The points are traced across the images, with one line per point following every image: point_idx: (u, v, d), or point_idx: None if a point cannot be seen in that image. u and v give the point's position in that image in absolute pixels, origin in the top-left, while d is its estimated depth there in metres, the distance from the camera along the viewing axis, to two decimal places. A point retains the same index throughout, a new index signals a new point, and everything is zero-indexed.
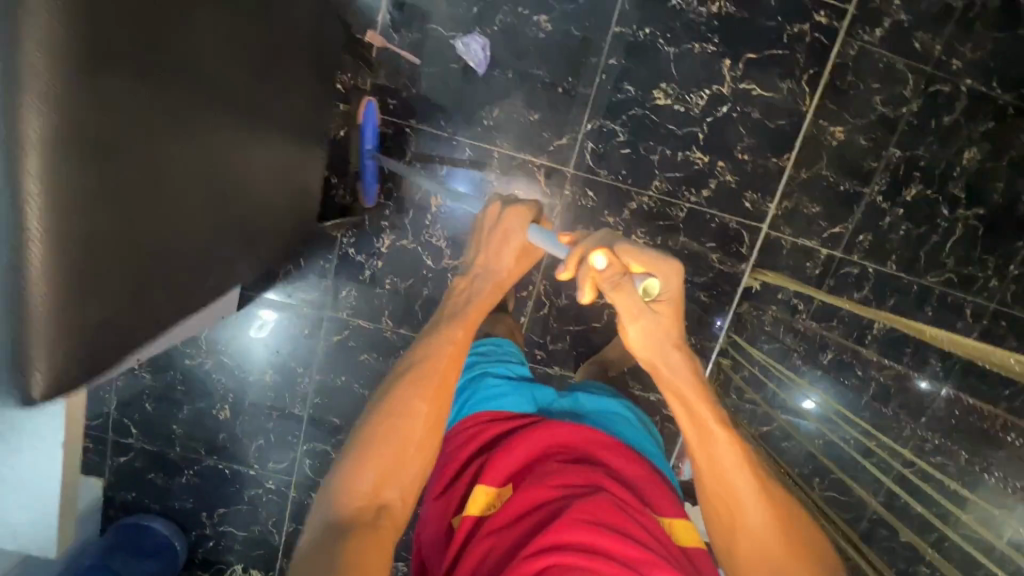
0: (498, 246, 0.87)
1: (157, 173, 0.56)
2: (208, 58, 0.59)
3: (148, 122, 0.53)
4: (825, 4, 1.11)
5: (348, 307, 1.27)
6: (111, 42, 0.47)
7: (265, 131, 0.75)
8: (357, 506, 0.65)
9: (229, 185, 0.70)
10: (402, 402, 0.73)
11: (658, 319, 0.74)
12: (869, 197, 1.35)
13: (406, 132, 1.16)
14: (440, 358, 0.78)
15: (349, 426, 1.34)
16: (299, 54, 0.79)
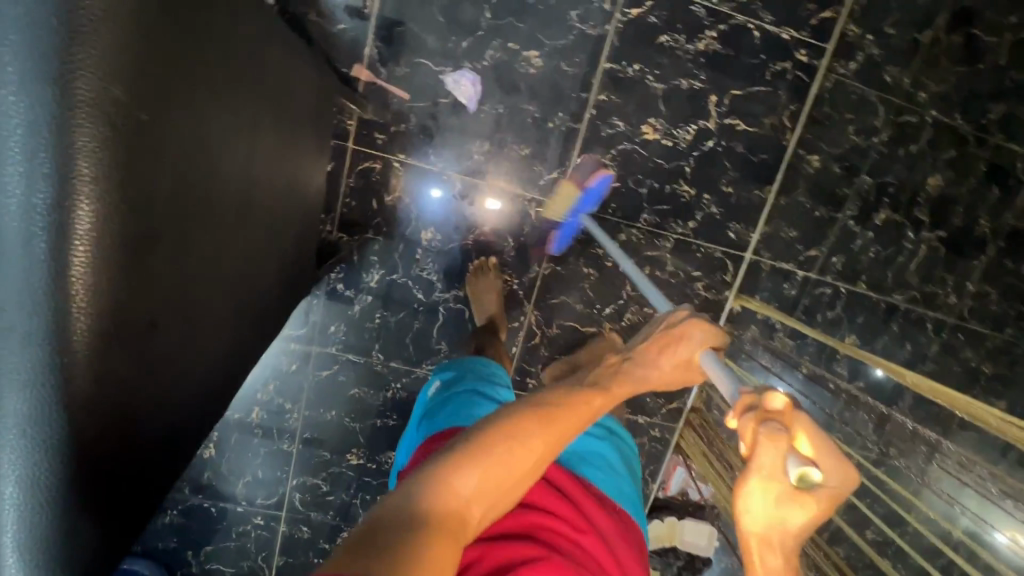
0: (663, 348, 0.61)
1: (174, 320, 0.55)
2: (223, 184, 0.59)
3: (175, 276, 0.54)
4: (807, 42, 1.14)
5: (338, 342, 1.25)
6: (146, 212, 0.47)
7: (271, 209, 0.75)
8: (438, 516, 0.53)
9: (242, 294, 0.71)
10: (522, 425, 0.59)
11: (786, 500, 0.44)
12: (842, 222, 1.41)
13: (394, 167, 1.14)
14: (577, 403, 0.62)
15: (342, 459, 1.33)
16: (295, 120, 0.77)
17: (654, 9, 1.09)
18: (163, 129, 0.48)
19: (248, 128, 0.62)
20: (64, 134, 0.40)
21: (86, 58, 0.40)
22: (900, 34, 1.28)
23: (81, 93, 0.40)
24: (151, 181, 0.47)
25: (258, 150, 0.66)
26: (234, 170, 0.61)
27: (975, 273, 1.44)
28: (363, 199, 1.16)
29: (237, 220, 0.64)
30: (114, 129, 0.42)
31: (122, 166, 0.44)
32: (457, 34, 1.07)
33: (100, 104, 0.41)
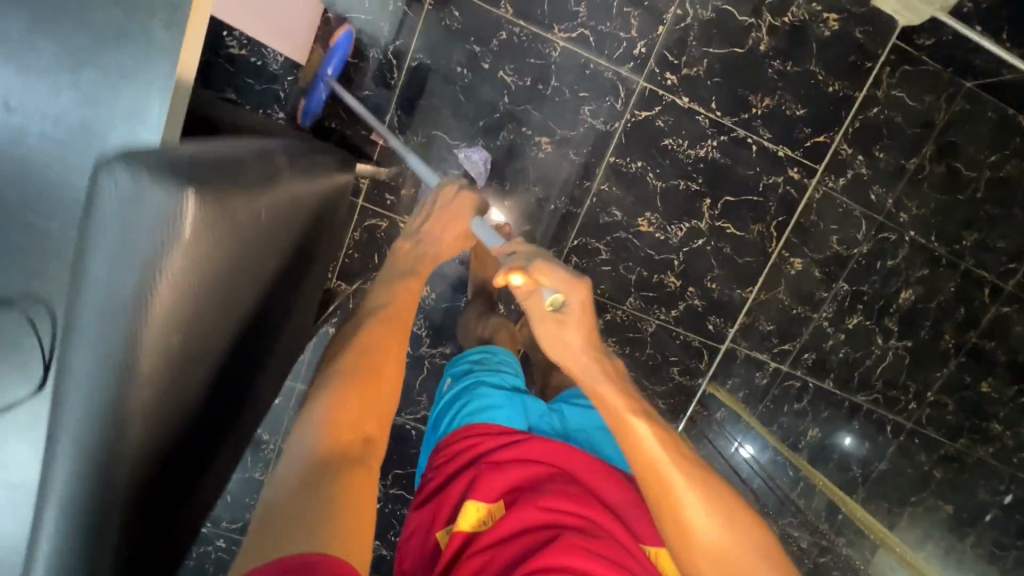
0: (444, 223, 0.88)
1: (201, 463, 0.50)
2: (245, 362, 0.55)
3: (207, 424, 0.48)
4: (800, 161, 1.22)
5: None
6: (188, 391, 0.42)
7: (294, 267, 0.66)
8: (341, 438, 0.60)
9: (245, 401, 0.59)
10: (375, 337, 0.73)
11: (564, 320, 0.69)
12: (817, 322, 1.49)
13: (399, 227, 1.19)
14: (399, 298, 0.80)
15: None
16: (314, 238, 0.71)
17: (662, 114, 1.16)
18: (216, 343, 0.44)
19: (286, 220, 0.55)
20: (121, 414, 0.37)
21: (160, 338, 0.37)
22: (888, 158, 1.37)
23: (156, 312, 0.36)
24: (195, 409, 0.44)
25: (281, 295, 0.62)
26: (257, 341, 0.56)
27: (937, 381, 1.41)
28: (366, 252, 1.20)
29: (248, 386, 0.59)
30: (180, 387, 0.40)
31: (177, 416, 0.41)
32: (475, 114, 1.13)
33: (166, 377, 0.39)
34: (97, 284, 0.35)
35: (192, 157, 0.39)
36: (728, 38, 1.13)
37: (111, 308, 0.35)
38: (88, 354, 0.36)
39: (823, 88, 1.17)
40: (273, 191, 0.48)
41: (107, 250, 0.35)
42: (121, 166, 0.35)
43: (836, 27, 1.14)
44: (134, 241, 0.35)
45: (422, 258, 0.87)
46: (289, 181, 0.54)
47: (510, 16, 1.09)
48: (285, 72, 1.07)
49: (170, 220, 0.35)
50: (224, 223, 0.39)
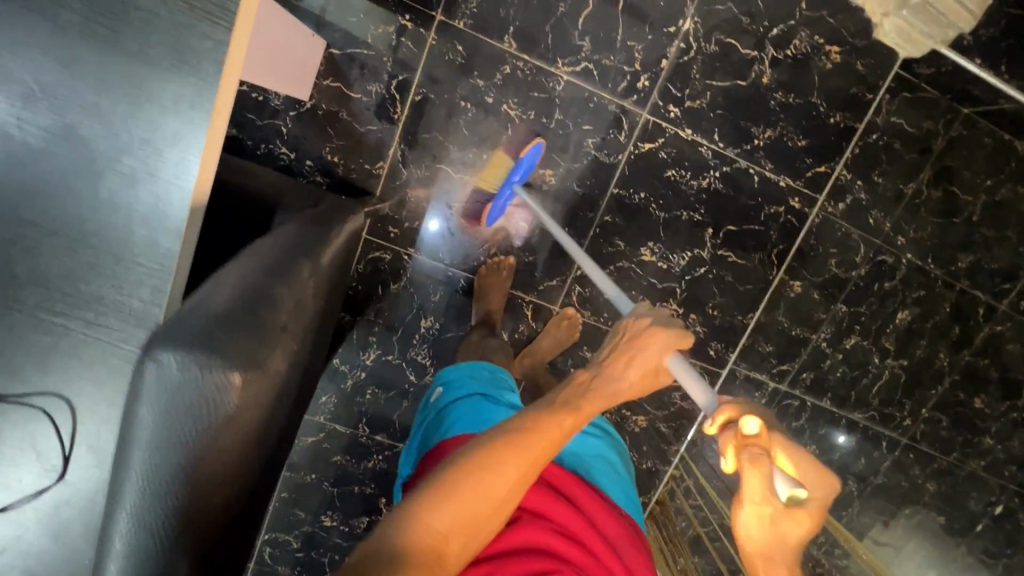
0: (627, 357, 0.66)
1: (246, 539, 0.62)
2: (273, 455, 0.65)
3: (251, 508, 0.60)
4: (801, 191, 1.23)
5: (327, 412, 1.28)
6: (235, 509, 0.53)
7: (315, 344, 0.77)
8: (424, 545, 0.62)
9: (277, 472, 0.73)
10: (495, 461, 0.66)
11: (782, 523, 0.49)
12: (815, 342, 1.52)
13: (403, 259, 1.19)
14: (546, 437, 0.68)
15: (315, 520, 1.35)
16: (331, 308, 0.82)
17: (665, 146, 1.17)
18: (258, 463, 0.56)
19: (310, 327, 0.66)
20: (184, 529, 0.48)
21: (210, 473, 0.48)
22: (886, 182, 1.38)
23: (206, 457, 0.47)
24: (240, 513, 0.54)
25: (300, 382, 0.70)
26: (286, 423, 0.68)
27: (930, 400, 1.43)
28: (369, 284, 1.20)
29: (274, 467, 0.69)
30: (229, 505, 0.51)
31: (225, 526, 0.52)
32: (478, 147, 1.13)
33: (214, 500, 0.49)
34: (157, 438, 0.46)
35: (231, 318, 0.50)
36: (731, 71, 1.13)
37: (166, 453, 0.46)
38: (146, 490, 0.47)
39: (825, 119, 1.18)
40: (297, 315, 0.59)
41: (164, 413, 0.46)
42: (174, 349, 0.45)
43: (838, 59, 1.15)
44: (191, 403, 0.46)
45: (590, 395, 0.69)
46: (307, 292, 0.63)
47: (514, 50, 1.08)
48: (287, 108, 1.06)
49: (218, 386, 0.46)
50: (262, 380, 0.50)
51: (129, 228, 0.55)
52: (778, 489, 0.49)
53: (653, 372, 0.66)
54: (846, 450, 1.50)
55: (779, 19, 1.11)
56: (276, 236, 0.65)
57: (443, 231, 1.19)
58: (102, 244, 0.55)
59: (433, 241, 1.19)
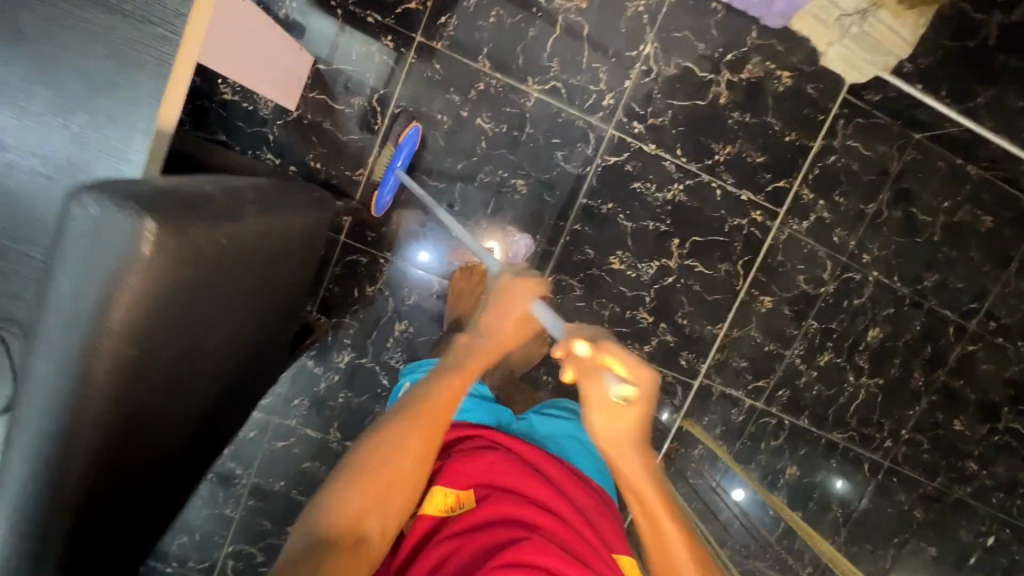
0: (500, 312, 0.77)
1: (174, 426, 0.63)
2: (213, 360, 0.66)
3: (179, 397, 0.61)
4: (763, 205, 1.31)
5: (298, 416, 1.28)
6: (147, 374, 0.53)
7: (278, 287, 0.78)
8: (341, 527, 0.64)
9: (225, 386, 0.74)
10: (395, 437, 0.69)
11: (622, 413, 0.62)
12: (789, 358, 1.46)
13: (379, 263, 1.24)
14: (437, 404, 0.72)
15: (282, 531, 1.32)
16: (301, 261, 0.84)
17: (630, 159, 1.24)
18: (180, 341, 0.56)
19: (265, 248, 0.68)
20: (90, 367, 0.49)
21: (120, 320, 0.49)
22: (849, 203, 1.39)
23: (119, 305, 0.48)
24: (154, 382, 0.55)
25: (252, 305, 0.71)
26: (234, 336, 0.69)
27: (910, 421, 1.47)
28: (346, 286, 1.24)
29: (215, 382, 0.69)
30: (139, 361, 0.51)
31: (136, 383, 0.52)
32: (453, 156, 1.20)
33: (125, 352, 0.50)
34: (71, 277, 0.48)
35: (158, 191, 0.51)
36: (690, 92, 1.22)
37: (81, 293, 0.48)
38: (62, 325, 0.48)
39: (780, 137, 1.27)
40: (237, 217, 0.60)
41: (79, 257, 0.47)
42: (93, 193, 0.47)
43: (789, 83, 1.24)
44: (103, 248, 0.47)
45: (473, 354, 0.76)
46: (253, 210, 0.64)
47: (487, 69, 1.17)
48: (274, 116, 1.14)
49: (132, 232, 0.47)
50: (181, 242, 0.51)
51: (97, 159, 0.61)
52: (614, 394, 0.60)
53: (525, 318, 0.76)
54: (825, 470, 1.48)
55: (732, 45, 1.20)
56: (241, 179, 0.69)
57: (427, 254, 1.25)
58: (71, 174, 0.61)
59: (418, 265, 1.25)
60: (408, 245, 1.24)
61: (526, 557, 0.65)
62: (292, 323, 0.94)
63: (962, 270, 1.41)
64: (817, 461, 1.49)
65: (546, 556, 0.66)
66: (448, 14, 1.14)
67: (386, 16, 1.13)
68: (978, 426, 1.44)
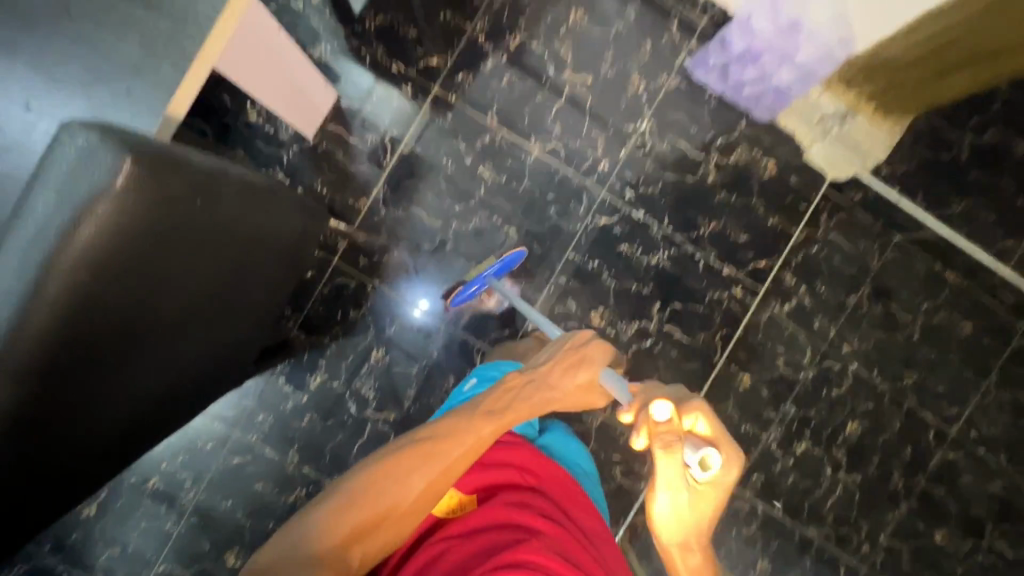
0: (573, 366, 0.88)
1: (124, 375, 0.64)
2: (177, 320, 0.68)
3: (137, 344, 0.63)
4: (744, 281, 1.35)
5: (260, 432, 1.26)
6: (104, 303, 0.56)
7: (256, 276, 0.82)
8: (325, 548, 0.69)
9: (184, 356, 0.75)
10: (402, 473, 0.75)
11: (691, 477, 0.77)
12: (765, 443, 1.41)
13: (367, 289, 1.27)
14: (457, 448, 0.78)
15: (218, 555, 1.25)
16: (284, 259, 0.88)
17: (619, 222, 1.30)
18: (145, 283, 0.60)
19: (246, 227, 0.72)
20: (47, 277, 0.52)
21: (86, 238, 0.53)
22: (830, 291, 1.39)
23: (88, 225, 0.53)
24: (112, 313, 0.57)
25: (222, 284, 0.73)
26: (201, 304, 0.71)
27: (888, 525, 1.40)
28: (330, 307, 1.27)
29: (174, 346, 0.71)
30: (97, 283, 0.55)
31: (91, 307, 0.55)
32: (453, 199, 1.27)
33: (79, 273, 0.53)
34: (51, 195, 0.53)
35: (151, 143, 0.57)
36: (680, 168, 1.30)
37: (58, 211, 0.53)
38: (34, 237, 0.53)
39: (763, 220, 1.33)
40: (218, 185, 0.66)
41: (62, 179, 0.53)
42: (87, 128, 0.54)
43: (775, 172, 1.32)
44: (82, 176, 0.52)
45: (513, 405, 0.84)
46: (239, 188, 0.70)
47: (494, 124, 1.27)
48: (292, 141, 1.22)
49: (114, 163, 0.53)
50: (156, 184, 0.56)
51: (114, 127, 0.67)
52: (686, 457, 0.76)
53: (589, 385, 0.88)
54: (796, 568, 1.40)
55: (722, 131, 1.30)
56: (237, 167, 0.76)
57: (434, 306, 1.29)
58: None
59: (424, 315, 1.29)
60: (410, 287, 1.28)
61: (518, 558, 0.69)
62: (264, 325, 0.96)
63: (943, 374, 1.40)
64: (789, 558, 1.41)
65: (540, 560, 0.70)
66: (465, 72, 1.26)
67: (409, 67, 1.25)
68: (961, 540, 1.39)
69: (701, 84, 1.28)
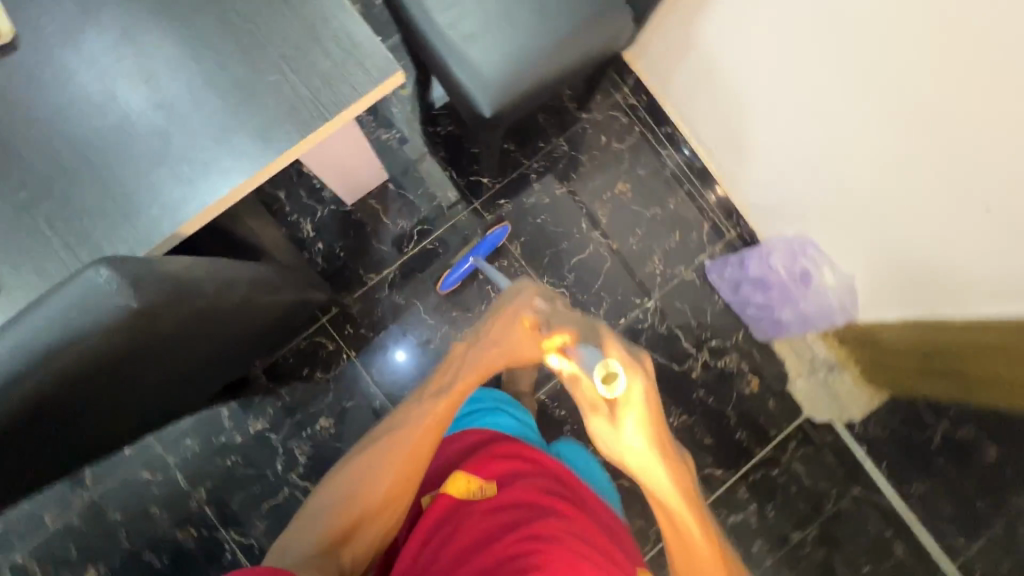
0: (505, 324, 0.76)
1: (47, 450, 0.64)
2: (123, 403, 0.69)
3: (69, 427, 0.63)
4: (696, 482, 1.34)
5: (180, 457, 1.23)
6: (52, 406, 0.56)
7: (221, 357, 0.83)
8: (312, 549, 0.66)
9: (121, 425, 0.76)
10: (375, 460, 0.72)
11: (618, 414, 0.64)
12: None
13: (341, 356, 1.29)
14: (417, 425, 0.73)
15: (81, 566, 1.19)
16: (258, 338, 0.90)
17: None
18: (104, 386, 0.60)
19: (223, 330, 0.74)
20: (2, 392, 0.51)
21: (56, 364, 0.53)
22: (777, 522, 1.35)
23: (62, 357, 0.52)
24: (60, 411, 0.58)
25: (183, 370, 0.75)
26: (154, 389, 0.72)
27: None
28: (300, 361, 1.28)
29: (113, 420, 0.71)
30: (53, 394, 0.55)
31: (38, 410, 0.55)
32: (453, 304, 1.31)
33: (33, 390, 0.53)
34: (36, 317, 0.52)
35: (162, 276, 0.58)
36: (670, 353, 1.34)
37: (36, 335, 0.52)
38: (1, 349, 0.51)
39: (731, 430, 1.35)
40: (212, 306, 0.67)
41: (56, 306, 0.52)
42: (108, 266, 0.54)
43: (755, 389, 1.36)
44: (80, 313, 0.52)
45: (459, 366, 0.75)
46: (230, 301, 0.72)
47: (516, 252, 1.34)
48: (332, 202, 1.30)
49: (115, 305, 0.54)
50: (150, 322, 0.57)
51: (141, 198, 0.63)
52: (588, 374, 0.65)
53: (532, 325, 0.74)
54: None
55: (718, 335, 1.35)
56: (241, 266, 0.77)
57: (401, 357, 1.29)
58: (109, 194, 0.63)
59: (381, 384, 1.28)
60: (381, 366, 1.29)
61: (541, 529, 0.63)
62: (224, 375, 0.96)
63: None
64: None
65: (559, 536, 0.63)
66: (508, 199, 1.35)
67: (460, 176, 1.34)
68: None
69: (712, 286, 1.36)
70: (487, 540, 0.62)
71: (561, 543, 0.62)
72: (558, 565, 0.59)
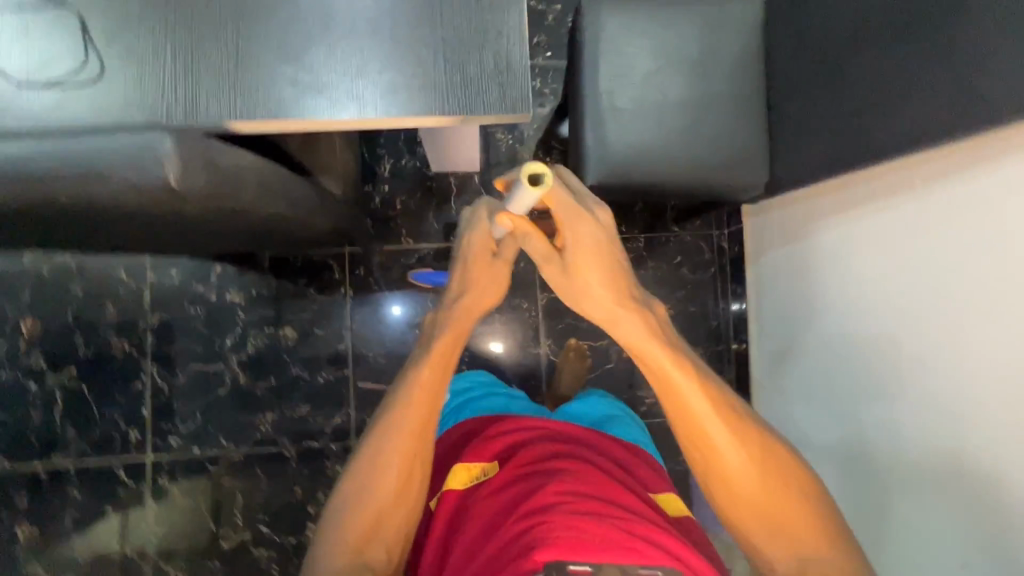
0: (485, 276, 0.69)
1: (66, 226, 0.73)
2: (139, 229, 0.77)
3: (90, 223, 0.72)
4: None
5: (157, 280, 1.27)
6: (80, 209, 0.65)
7: (239, 238, 0.89)
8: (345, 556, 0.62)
9: (135, 239, 0.84)
10: (378, 452, 0.65)
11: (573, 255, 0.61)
12: None
13: (340, 287, 1.31)
14: (409, 405, 0.66)
15: (23, 311, 1.24)
16: (278, 240, 0.95)
17: None
18: (125, 216, 0.68)
19: (245, 225, 0.80)
20: (51, 179, 0.60)
21: (97, 182, 0.60)
22: None
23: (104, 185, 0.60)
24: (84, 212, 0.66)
25: (202, 234, 0.82)
26: (170, 234, 0.80)
27: None
28: (305, 268, 1.30)
29: (128, 233, 0.79)
30: (83, 202, 0.63)
31: (69, 205, 0.64)
32: None
33: (73, 194, 0.61)
34: (105, 142, 0.60)
35: (214, 166, 0.64)
36: None
37: (99, 155, 0.60)
38: (72, 149, 0.60)
39: None
40: (246, 206, 0.73)
41: (125, 143, 0.59)
42: (178, 140, 0.60)
43: None
44: (134, 161, 0.59)
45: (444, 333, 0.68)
46: (265, 209, 0.77)
47: (540, 301, 1.34)
48: (420, 158, 1.32)
49: (160, 169, 0.59)
50: (179, 198, 0.63)
51: (255, 80, 0.66)
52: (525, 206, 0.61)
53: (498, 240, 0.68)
54: None
55: None
56: (297, 184, 0.81)
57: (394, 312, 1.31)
58: (232, 61, 0.67)
59: (358, 329, 1.30)
60: (365, 317, 1.31)
61: (541, 499, 0.58)
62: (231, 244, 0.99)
63: None
64: None
65: (567, 500, 0.58)
66: None
67: None
68: None
69: None
70: (488, 528, 0.60)
71: (563, 508, 0.56)
72: (562, 532, 0.53)
